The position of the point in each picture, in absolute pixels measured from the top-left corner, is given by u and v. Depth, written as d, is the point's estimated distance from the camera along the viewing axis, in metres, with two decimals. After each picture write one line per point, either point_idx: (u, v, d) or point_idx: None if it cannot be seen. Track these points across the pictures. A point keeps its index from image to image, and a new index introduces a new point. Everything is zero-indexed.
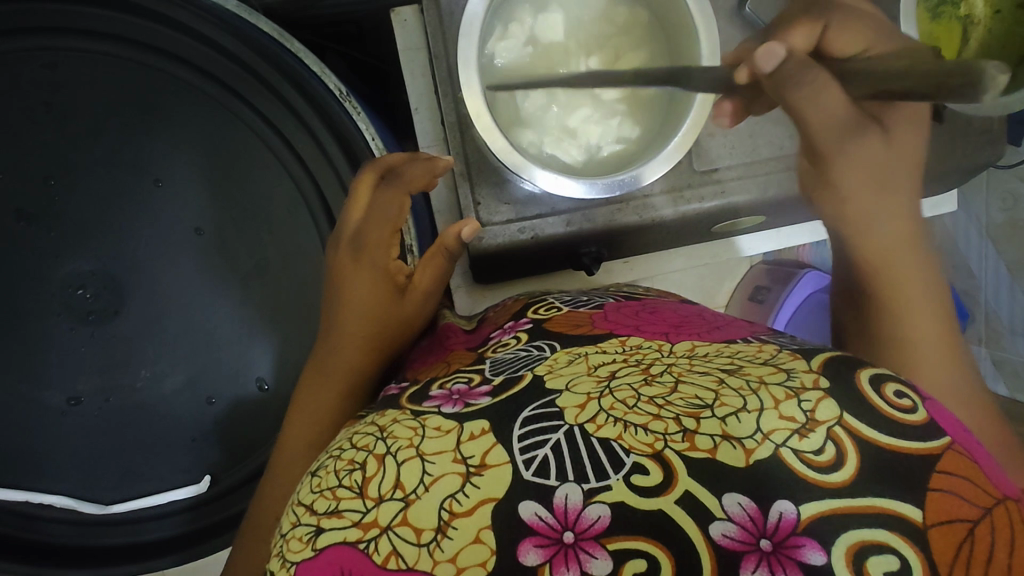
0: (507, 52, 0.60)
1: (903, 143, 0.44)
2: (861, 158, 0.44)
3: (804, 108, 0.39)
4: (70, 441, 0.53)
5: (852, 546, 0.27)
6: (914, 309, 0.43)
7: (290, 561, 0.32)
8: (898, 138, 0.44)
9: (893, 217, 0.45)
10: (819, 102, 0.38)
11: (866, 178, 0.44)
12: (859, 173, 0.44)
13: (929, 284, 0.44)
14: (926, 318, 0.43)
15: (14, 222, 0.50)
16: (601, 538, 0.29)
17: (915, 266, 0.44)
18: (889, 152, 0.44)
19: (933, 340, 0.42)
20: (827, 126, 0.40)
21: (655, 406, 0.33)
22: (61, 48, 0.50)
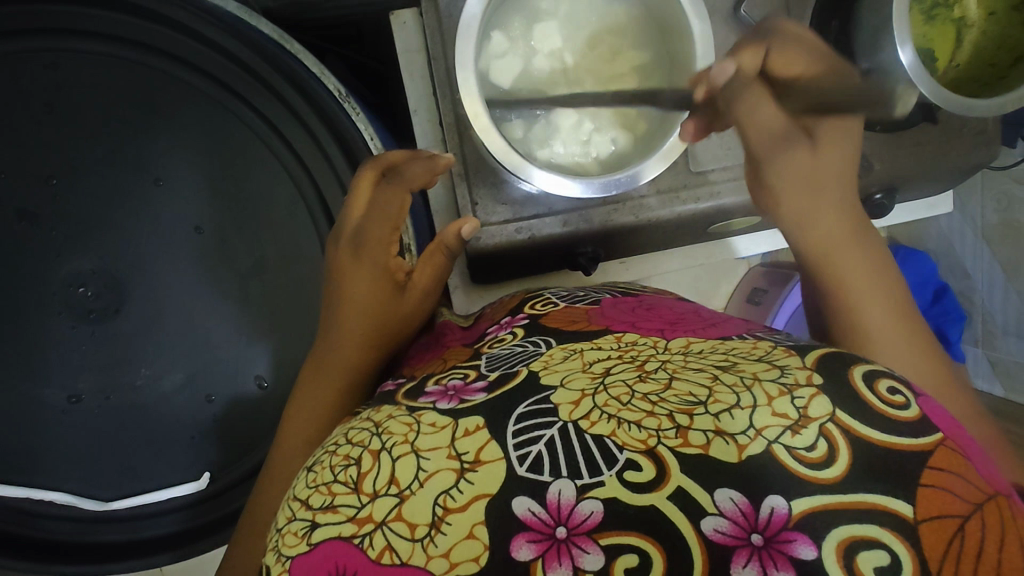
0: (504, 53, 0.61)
1: (832, 153, 0.51)
2: (792, 167, 0.51)
3: (744, 121, 0.52)
4: (71, 438, 0.54)
5: (842, 542, 0.27)
6: (865, 294, 0.45)
7: (286, 555, 0.32)
8: (826, 147, 0.51)
9: (835, 213, 0.50)
10: (754, 116, 0.52)
11: (803, 180, 0.51)
12: (796, 178, 0.51)
13: (882, 272, 0.47)
14: (878, 301, 0.45)
15: (16, 221, 0.51)
16: (593, 533, 0.29)
17: (862, 252, 0.48)
18: (821, 160, 0.51)
19: (889, 319, 0.44)
20: (763, 130, 0.52)
21: (649, 402, 0.33)
22: (65, 50, 0.51)
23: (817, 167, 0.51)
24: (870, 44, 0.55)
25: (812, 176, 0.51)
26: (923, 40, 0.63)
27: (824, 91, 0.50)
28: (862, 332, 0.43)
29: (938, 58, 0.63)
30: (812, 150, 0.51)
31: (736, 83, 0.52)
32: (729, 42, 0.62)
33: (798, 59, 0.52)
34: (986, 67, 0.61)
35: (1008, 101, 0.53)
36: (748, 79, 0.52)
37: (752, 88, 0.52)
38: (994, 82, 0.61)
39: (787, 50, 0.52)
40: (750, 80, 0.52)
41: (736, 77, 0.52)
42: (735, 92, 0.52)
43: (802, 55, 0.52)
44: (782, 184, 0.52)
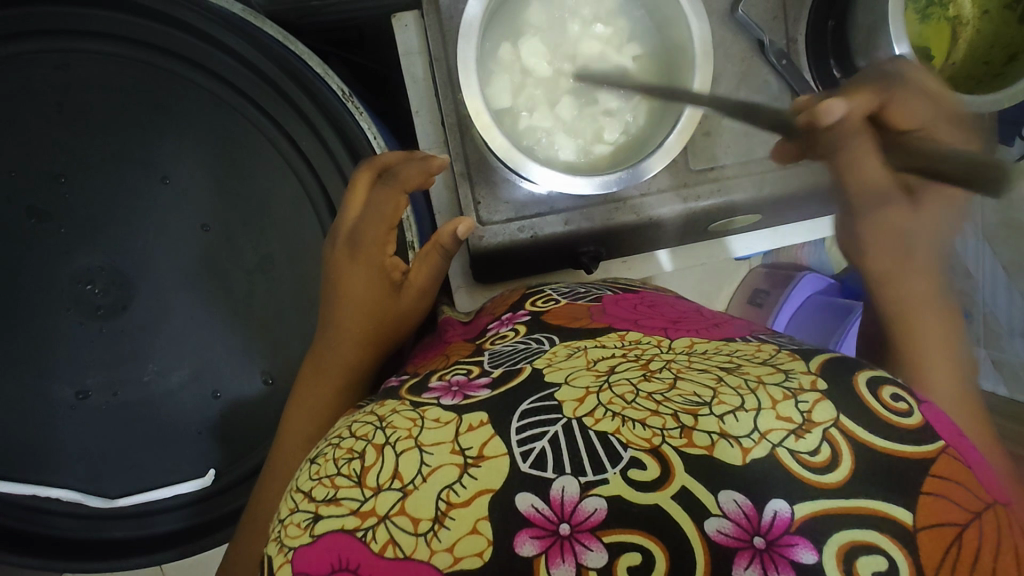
0: (507, 61, 0.61)
1: (938, 216, 0.45)
2: (881, 225, 0.46)
3: (847, 172, 0.44)
4: (78, 434, 0.54)
5: (842, 547, 0.28)
6: (929, 327, 0.44)
7: (288, 546, 0.32)
8: (930, 216, 0.45)
9: (921, 265, 0.46)
10: (860, 168, 0.43)
11: (890, 241, 0.46)
12: (881, 237, 0.46)
13: (948, 315, 0.46)
14: (941, 336, 0.44)
15: (25, 219, 0.51)
16: (597, 530, 0.29)
17: (936, 301, 0.46)
18: (918, 224, 0.45)
19: (946, 355, 0.44)
20: (867, 188, 0.44)
21: (653, 402, 0.33)
22: (75, 50, 0.51)
23: (907, 232, 0.46)
24: (866, 42, 0.55)
25: (905, 236, 0.46)
26: (919, 38, 0.63)
27: (941, 156, 0.35)
28: (919, 360, 0.43)
29: (935, 55, 0.63)
30: (914, 214, 0.45)
31: (842, 127, 0.43)
32: (727, 42, 0.62)
33: (927, 117, 0.43)
34: (981, 65, 0.61)
35: (1005, 96, 0.53)
36: (859, 125, 0.43)
37: (863, 136, 0.43)
38: (990, 78, 0.59)
39: (903, 95, 0.44)
40: (859, 128, 0.43)
41: (844, 120, 0.43)
42: (842, 137, 0.43)
43: (927, 108, 0.43)
44: (869, 239, 0.47)
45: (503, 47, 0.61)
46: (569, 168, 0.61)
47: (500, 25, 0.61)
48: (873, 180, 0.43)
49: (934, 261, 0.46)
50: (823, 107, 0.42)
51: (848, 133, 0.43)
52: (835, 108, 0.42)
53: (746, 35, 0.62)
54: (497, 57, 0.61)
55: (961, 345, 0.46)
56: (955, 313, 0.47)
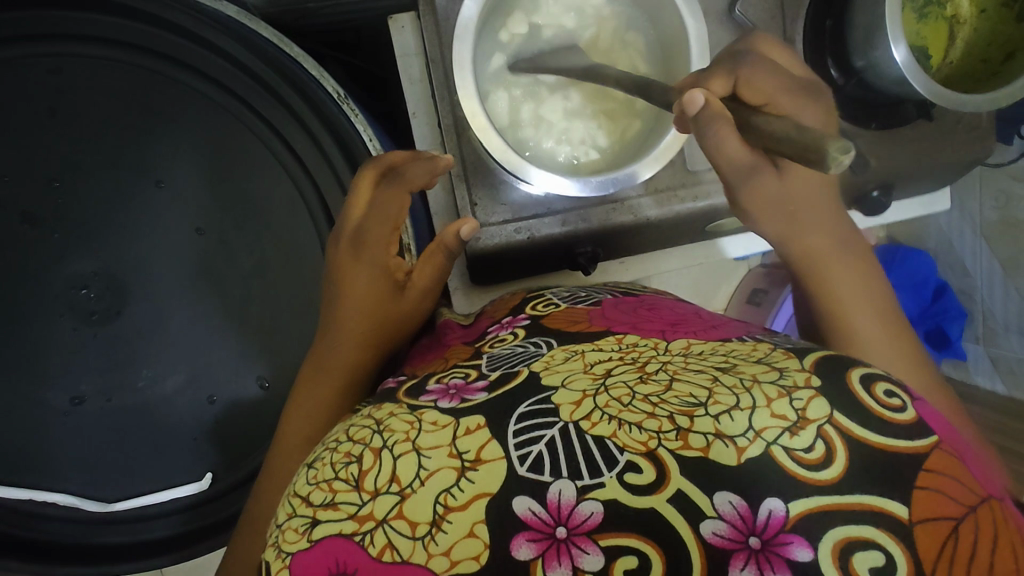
0: (499, 69, 0.61)
1: (807, 178, 0.46)
2: (763, 197, 0.46)
3: (713, 151, 0.44)
4: (74, 440, 0.54)
5: (838, 541, 0.28)
6: (838, 276, 0.46)
7: (286, 551, 0.32)
8: (798, 178, 0.46)
9: (817, 223, 0.47)
10: (724, 150, 0.43)
11: (776, 209, 0.46)
12: (767, 207, 0.46)
13: (854, 255, 0.47)
14: (851, 280, 0.46)
15: (19, 224, 0.51)
16: (593, 534, 0.29)
17: (844, 261, 0.46)
18: (794, 186, 0.46)
19: (864, 299, 0.45)
20: (733, 167, 0.44)
21: (649, 404, 0.33)
22: (67, 54, 0.51)
23: (788, 197, 0.46)
24: (864, 41, 0.55)
25: (788, 199, 0.46)
26: (916, 37, 0.63)
27: (782, 132, 0.34)
28: (839, 313, 0.44)
29: (933, 55, 0.62)
30: (783, 182, 0.45)
31: (704, 115, 0.42)
32: (724, 42, 0.62)
33: (773, 88, 0.46)
34: (979, 63, 0.61)
35: (1004, 95, 0.53)
36: (720, 109, 0.42)
37: (721, 122, 0.42)
38: (988, 76, 0.60)
39: (761, 75, 0.46)
40: (721, 113, 0.42)
41: (708, 107, 0.42)
42: (704, 123, 0.42)
43: (773, 76, 0.46)
44: (754, 211, 0.47)
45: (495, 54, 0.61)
46: (571, 170, 0.62)
47: (488, 25, 0.60)
48: (740, 162, 0.44)
49: (822, 210, 0.47)
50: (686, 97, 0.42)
51: (712, 118, 0.42)
52: (698, 96, 0.41)
53: (743, 35, 0.62)
54: (491, 64, 0.61)
55: (873, 275, 0.47)
56: (859, 249, 0.48)
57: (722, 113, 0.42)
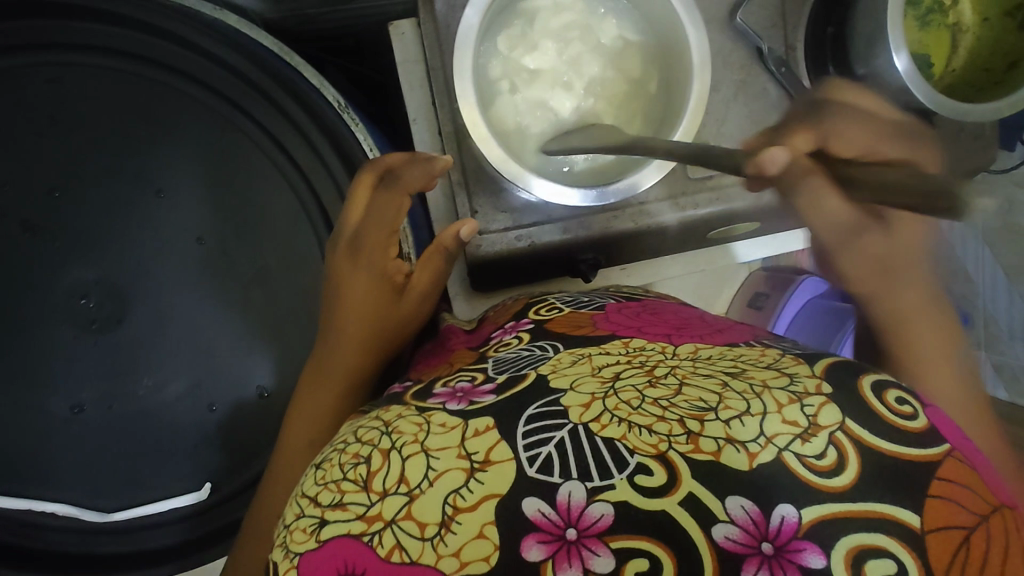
0: (499, 80, 0.61)
1: (913, 234, 0.44)
2: (864, 253, 0.45)
3: (808, 209, 0.42)
4: (73, 448, 0.54)
5: (851, 551, 0.28)
6: (920, 329, 0.44)
7: (294, 552, 0.32)
8: (903, 235, 0.44)
9: (913, 283, 0.45)
10: (819, 206, 0.41)
11: (875, 263, 0.45)
12: (865, 261, 0.45)
13: (941, 315, 0.45)
14: (935, 335, 0.44)
15: (19, 233, 0.51)
16: (603, 536, 0.29)
17: (937, 319, 0.44)
18: (899, 241, 0.44)
19: (942, 356, 0.43)
20: (831, 225, 0.43)
21: (659, 407, 0.33)
22: (70, 63, 0.52)
23: (889, 253, 0.44)
24: (866, 49, 0.56)
25: (891, 255, 0.45)
26: (919, 45, 0.63)
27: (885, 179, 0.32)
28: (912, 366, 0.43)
29: (935, 63, 0.63)
30: (887, 237, 0.44)
31: (793, 171, 0.40)
32: (726, 50, 0.62)
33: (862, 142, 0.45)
34: (982, 72, 0.62)
35: (1006, 104, 0.53)
36: (811, 164, 0.41)
37: (816, 177, 0.40)
38: (991, 86, 0.60)
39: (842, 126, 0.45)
40: (810, 168, 0.40)
41: (794, 164, 0.40)
42: (793, 181, 0.41)
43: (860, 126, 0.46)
44: (853, 266, 0.46)
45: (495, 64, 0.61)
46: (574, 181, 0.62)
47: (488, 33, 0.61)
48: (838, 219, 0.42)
49: (922, 270, 0.45)
50: (762, 158, 0.39)
51: (801, 175, 0.40)
52: (779, 155, 0.39)
53: (745, 43, 0.62)
54: (491, 73, 0.61)
55: (957, 339, 0.45)
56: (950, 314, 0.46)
57: (814, 169, 0.40)
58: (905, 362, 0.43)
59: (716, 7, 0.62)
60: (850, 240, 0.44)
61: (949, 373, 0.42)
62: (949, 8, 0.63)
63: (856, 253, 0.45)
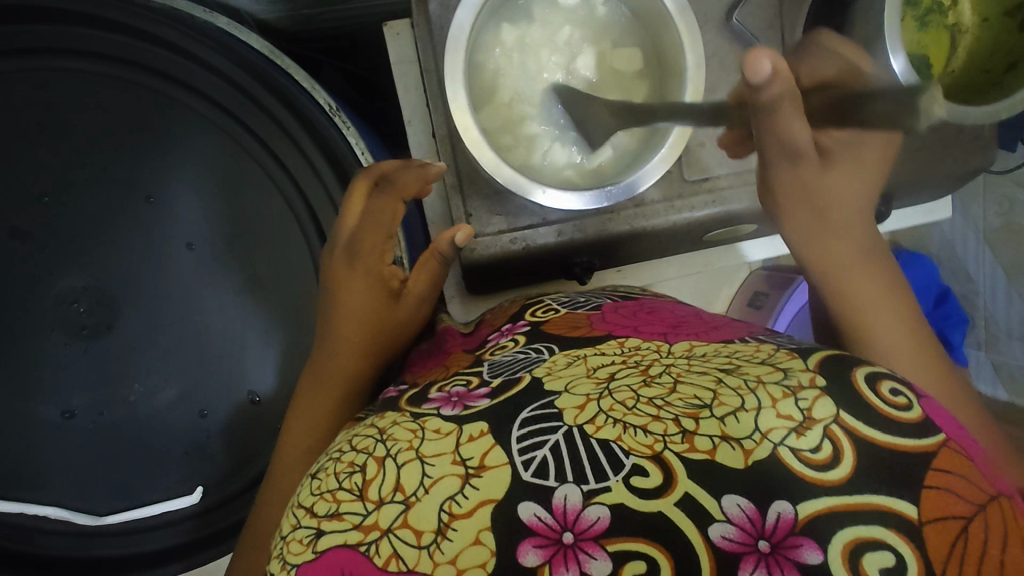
0: (496, 93, 0.62)
1: (843, 171, 0.49)
2: (795, 179, 0.49)
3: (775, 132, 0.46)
4: (62, 454, 0.54)
5: (848, 544, 0.27)
6: (860, 286, 0.46)
7: (290, 563, 0.32)
8: (838, 172, 0.49)
9: (848, 231, 0.48)
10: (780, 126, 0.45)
11: (803, 199, 0.50)
12: (793, 193, 0.50)
13: (879, 269, 0.47)
14: (872, 285, 0.46)
15: (11, 239, 0.51)
16: (600, 539, 0.29)
17: (869, 267, 0.47)
18: (828, 182, 0.49)
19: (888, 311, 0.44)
20: (784, 145, 0.47)
21: (654, 407, 0.33)
22: (57, 68, 0.52)
23: (820, 191, 0.49)
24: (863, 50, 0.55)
25: (821, 202, 0.49)
26: (916, 46, 0.64)
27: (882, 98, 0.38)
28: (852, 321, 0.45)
29: (933, 65, 0.63)
30: (820, 171, 0.48)
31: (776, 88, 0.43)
32: (721, 51, 0.62)
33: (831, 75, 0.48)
34: (980, 74, 0.61)
35: (1001, 108, 0.53)
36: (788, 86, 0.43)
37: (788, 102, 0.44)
38: (987, 87, 0.60)
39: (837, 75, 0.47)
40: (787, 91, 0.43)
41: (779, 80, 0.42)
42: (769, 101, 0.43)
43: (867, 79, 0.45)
44: (784, 197, 0.51)
45: (489, 79, 0.61)
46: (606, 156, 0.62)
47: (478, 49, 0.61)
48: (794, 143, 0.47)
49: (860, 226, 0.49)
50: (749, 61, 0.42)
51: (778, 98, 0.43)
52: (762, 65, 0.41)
53: (740, 43, 0.62)
54: (486, 88, 0.61)
55: (899, 294, 0.46)
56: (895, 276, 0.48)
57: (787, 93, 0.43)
58: (848, 317, 0.45)
59: (713, 8, 0.62)
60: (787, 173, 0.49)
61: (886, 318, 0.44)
62: (950, 8, 0.63)
63: (789, 189, 0.50)
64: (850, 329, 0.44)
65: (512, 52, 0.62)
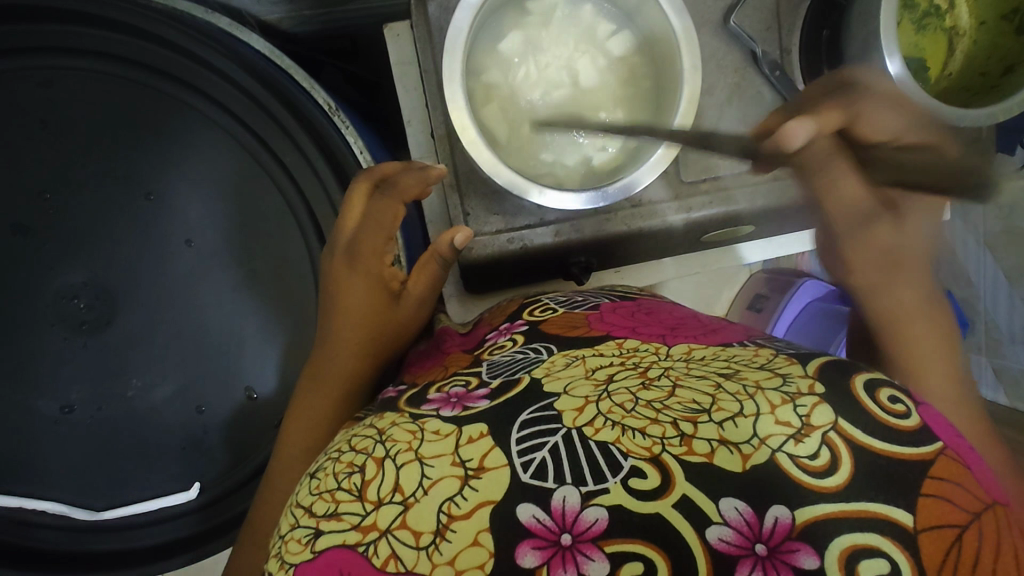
0: (492, 101, 0.62)
1: (920, 224, 0.46)
2: (875, 242, 0.46)
3: (825, 191, 0.42)
4: (62, 449, 0.54)
5: (844, 551, 0.28)
6: (919, 329, 0.47)
7: (289, 563, 0.32)
8: (915, 225, 0.46)
9: (912, 282, 0.48)
10: (837, 192, 0.42)
11: (880, 257, 0.47)
12: (872, 254, 0.47)
13: (933, 314, 0.48)
14: (928, 333, 0.47)
15: (11, 235, 0.51)
16: (598, 541, 0.29)
17: (926, 313, 0.48)
18: (909, 239, 0.46)
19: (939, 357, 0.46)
20: (848, 211, 0.43)
21: (652, 410, 0.33)
22: (58, 67, 0.52)
23: (895, 246, 0.46)
24: (860, 53, 0.55)
25: (894, 253, 0.47)
26: (913, 48, 0.64)
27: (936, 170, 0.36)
28: (908, 360, 0.46)
29: (931, 68, 0.63)
30: (898, 230, 0.46)
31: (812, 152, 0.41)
32: (719, 53, 0.62)
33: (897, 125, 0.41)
34: (977, 77, 0.62)
35: (1000, 110, 0.53)
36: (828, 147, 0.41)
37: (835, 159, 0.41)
38: (986, 89, 0.60)
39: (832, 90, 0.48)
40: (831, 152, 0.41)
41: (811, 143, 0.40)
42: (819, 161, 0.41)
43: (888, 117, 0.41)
44: (859, 257, 0.47)
45: (485, 87, 0.62)
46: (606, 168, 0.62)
47: (478, 57, 0.61)
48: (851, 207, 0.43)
49: (923, 269, 0.48)
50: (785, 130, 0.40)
51: (825, 156, 0.41)
52: (797, 131, 0.39)
53: (739, 45, 0.62)
54: (483, 97, 0.62)
55: (944, 330, 0.48)
56: (942, 306, 0.49)
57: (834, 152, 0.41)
58: (903, 362, 0.46)
59: (711, 11, 0.62)
60: (861, 235, 0.46)
61: (937, 367, 0.45)
62: (946, 12, 0.63)
63: (865, 248, 0.47)
64: (905, 368, 0.46)
65: (515, 60, 0.62)
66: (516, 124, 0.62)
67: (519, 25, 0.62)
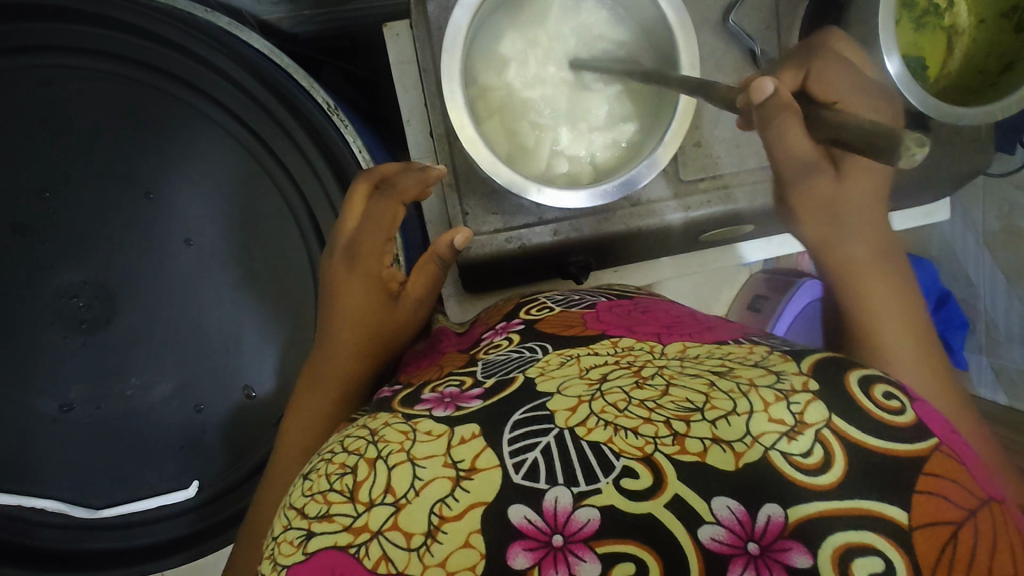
0: (489, 102, 0.62)
1: (862, 176, 0.45)
2: (812, 194, 0.45)
3: (776, 143, 0.41)
4: (60, 448, 0.54)
5: (838, 550, 0.27)
6: (874, 284, 0.44)
7: (281, 564, 0.32)
8: (855, 178, 0.45)
9: (863, 235, 0.45)
10: (785, 140, 0.40)
11: (823, 210, 0.45)
12: (814, 206, 0.46)
13: (895, 273, 0.46)
14: (886, 291, 0.44)
15: (10, 233, 0.51)
16: (590, 541, 0.29)
17: (884, 269, 0.45)
18: (851, 191, 0.45)
19: (893, 307, 0.44)
20: (794, 162, 0.43)
21: (646, 409, 0.33)
22: (59, 65, 0.52)
23: (839, 199, 0.45)
24: None
25: (840, 205, 0.45)
26: (912, 47, 0.63)
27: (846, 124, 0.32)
28: (861, 317, 0.44)
29: (930, 66, 0.63)
30: (838, 183, 0.45)
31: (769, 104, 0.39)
32: (717, 52, 0.62)
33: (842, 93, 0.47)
34: (977, 75, 0.61)
35: (999, 107, 0.53)
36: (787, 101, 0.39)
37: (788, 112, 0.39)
38: (985, 87, 0.60)
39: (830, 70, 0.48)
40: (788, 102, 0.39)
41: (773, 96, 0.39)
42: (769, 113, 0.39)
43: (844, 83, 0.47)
44: (802, 208, 0.46)
45: (483, 87, 0.62)
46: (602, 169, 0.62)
47: (476, 57, 0.61)
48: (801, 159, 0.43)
49: (875, 223, 0.46)
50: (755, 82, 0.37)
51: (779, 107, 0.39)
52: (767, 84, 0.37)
53: (737, 44, 0.62)
54: (480, 97, 0.62)
55: (901, 279, 0.45)
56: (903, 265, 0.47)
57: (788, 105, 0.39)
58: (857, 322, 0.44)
59: (709, 11, 0.62)
60: (803, 186, 0.45)
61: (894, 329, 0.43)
62: (945, 10, 0.63)
63: (807, 202, 0.46)
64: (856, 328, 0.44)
65: (511, 60, 0.62)
66: (515, 125, 0.62)
67: (517, 25, 0.62)
